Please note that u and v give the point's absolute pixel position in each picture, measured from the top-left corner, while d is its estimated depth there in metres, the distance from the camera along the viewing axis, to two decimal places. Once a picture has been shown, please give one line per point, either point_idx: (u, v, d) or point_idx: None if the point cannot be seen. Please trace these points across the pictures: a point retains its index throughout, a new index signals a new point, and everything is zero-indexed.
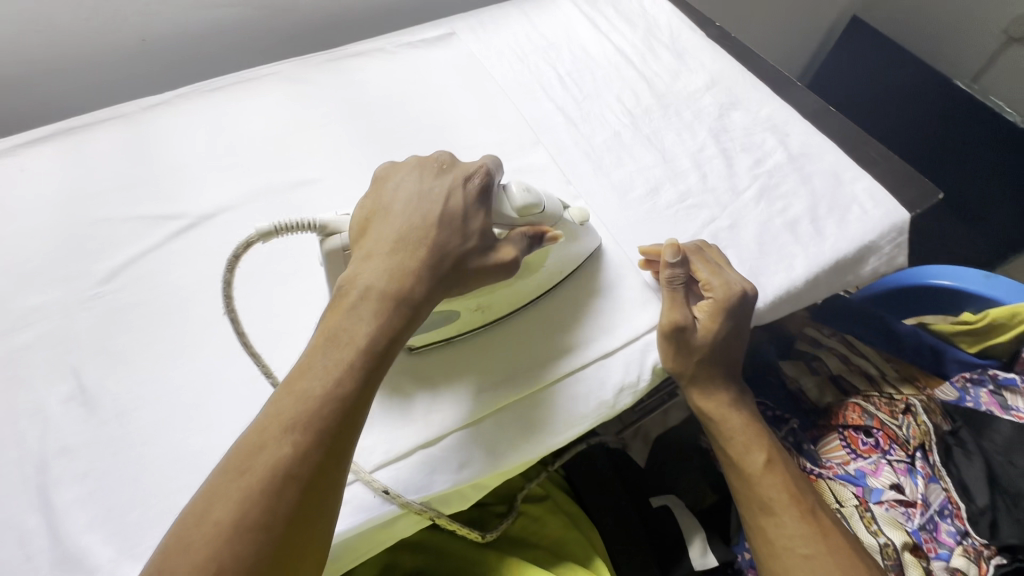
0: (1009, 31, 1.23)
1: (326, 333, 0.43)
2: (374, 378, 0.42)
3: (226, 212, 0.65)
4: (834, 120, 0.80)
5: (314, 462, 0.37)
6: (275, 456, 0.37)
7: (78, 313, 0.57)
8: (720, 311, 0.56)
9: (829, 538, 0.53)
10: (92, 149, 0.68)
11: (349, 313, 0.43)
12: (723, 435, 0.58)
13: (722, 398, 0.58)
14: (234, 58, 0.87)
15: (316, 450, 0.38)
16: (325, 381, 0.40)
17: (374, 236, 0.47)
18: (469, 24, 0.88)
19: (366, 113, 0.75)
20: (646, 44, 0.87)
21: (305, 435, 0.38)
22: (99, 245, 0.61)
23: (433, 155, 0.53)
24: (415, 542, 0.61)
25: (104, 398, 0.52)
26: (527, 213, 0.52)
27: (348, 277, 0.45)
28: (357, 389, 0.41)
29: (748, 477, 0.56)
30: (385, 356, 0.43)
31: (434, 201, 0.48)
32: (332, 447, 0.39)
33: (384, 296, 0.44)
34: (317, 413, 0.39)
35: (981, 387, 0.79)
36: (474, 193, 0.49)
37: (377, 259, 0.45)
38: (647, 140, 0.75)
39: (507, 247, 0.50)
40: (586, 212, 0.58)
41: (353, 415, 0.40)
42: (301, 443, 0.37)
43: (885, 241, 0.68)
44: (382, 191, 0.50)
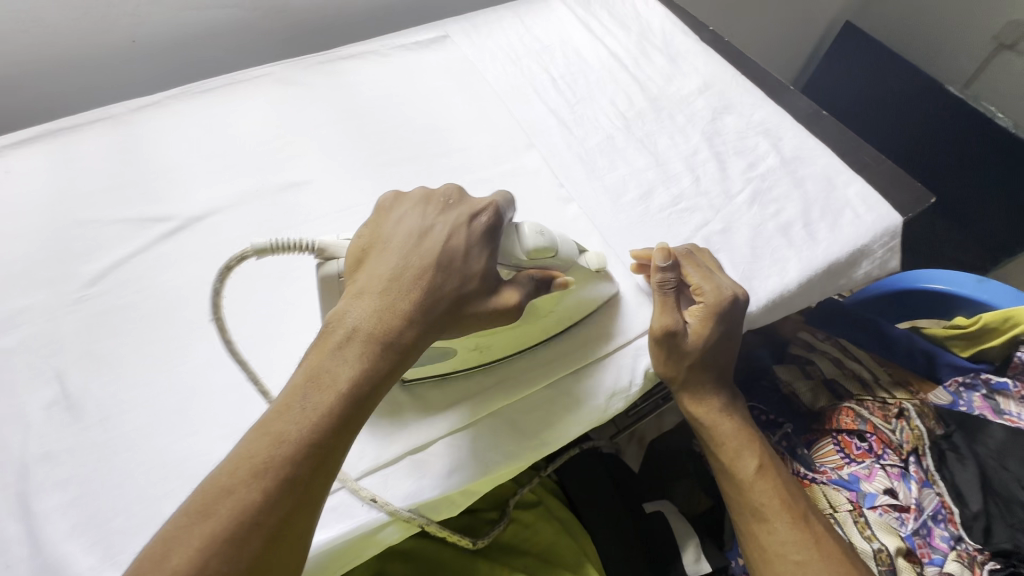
0: (999, 37, 1.24)
1: (308, 373, 0.40)
2: (351, 425, 0.39)
3: (216, 214, 0.64)
4: (827, 123, 0.80)
5: (280, 511, 0.35)
6: (239, 503, 0.35)
7: (63, 316, 0.56)
8: (711, 316, 0.55)
9: (821, 544, 0.53)
10: (80, 151, 0.68)
11: (334, 354, 0.40)
12: (714, 441, 0.57)
13: (713, 404, 0.58)
14: (227, 60, 0.87)
15: (284, 499, 0.36)
16: (299, 428, 0.37)
17: (368, 270, 0.44)
18: (462, 26, 0.88)
19: (358, 115, 0.75)
20: (640, 48, 0.87)
21: (273, 483, 0.36)
22: (86, 247, 0.60)
23: (441, 187, 0.49)
24: (405, 551, 0.60)
25: (88, 402, 0.51)
26: (538, 256, 0.50)
27: (335, 314, 0.42)
28: (334, 438, 0.38)
29: (740, 482, 0.56)
30: (366, 401, 0.40)
31: (433, 238, 0.45)
32: (302, 494, 0.36)
33: (371, 338, 0.41)
34: (288, 461, 0.36)
35: (974, 391, 0.79)
36: (479, 232, 0.47)
37: (368, 298, 0.42)
38: (640, 143, 0.75)
39: (510, 291, 0.47)
40: (603, 258, 0.56)
41: (327, 463, 0.38)
42: (270, 492, 0.35)
43: (878, 245, 0.68)
44: (382, 222, 0.47)
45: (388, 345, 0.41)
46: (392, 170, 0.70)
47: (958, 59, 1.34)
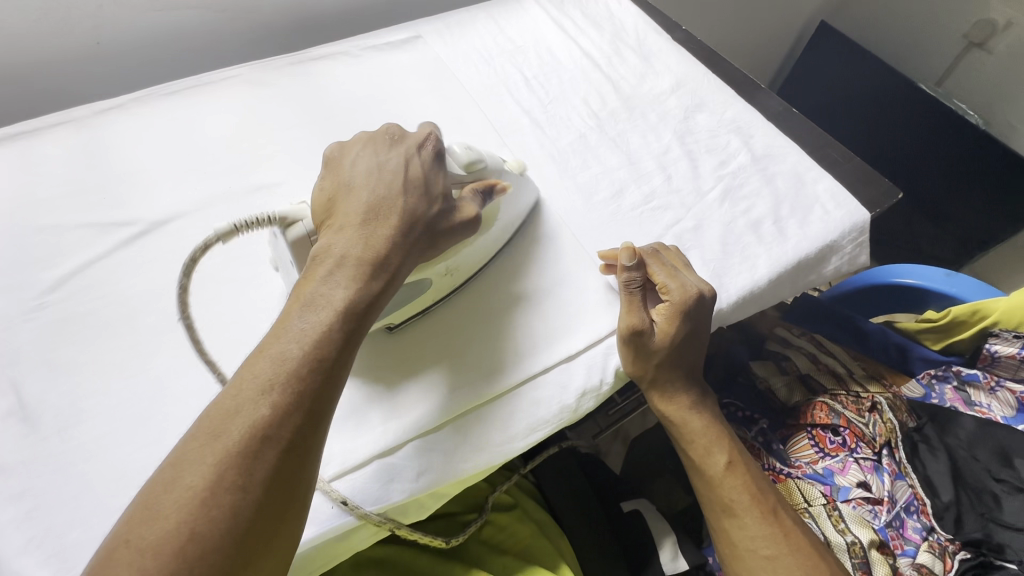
0: (969, 35, 1.25)
1: (302, 300, 0.41)
2: (351, 342, 0.41)
3: (180, 218, 0.63)
4: (797, 122, 0.81)
5: (295, 422, 0.37)
6: (252, 417, 0.36)
7: (21, 324, 0.54)
8: (678, 314, 0.55)
9: (790, 538, 0.53)
10: (42, 155, 0.66)
11: (325, 281, 0.42)
12: (684, 438, 0.58)
13: (682, 401, 0.58)
14: (195, 61, 0.85)
15: (299, 409, 0.37)
16: (301, 345, 0.39)
17: (341, 211, 0.47)
18: (435, 27, 0.87)
19: (329, 115, 0.74)
20: (613, 47, 0.87)
21: (283, 395, 0.37)
22: (45, 253, 0.59)
23: (382, 129, 0.53)
24: (382, 558, 0.59)
25: (45, 413, 0.50)
26: (473, 169, 0.54)
27: (320, 248, 0.44)
28: (338, 352, 0.40)
29: (710, 479, 0.56)
30: (365, 316, 0.42)
31: (393, 171, 0.49)
32: (313, 406, 0.38)
33: (361, 262, 0.43)
34: (295, 375, 0.38)
35: (946, 383, 0.80)
36: (428, 158, 0.51)
37: (350, 229, 0.45)
38: (613, 142, 0.75)
39: (467, 206, 0.52)
40: (519, 162, 0.63)
41: (335, 377, 0.39)
42: (278, 404, 0.36)
43: (847, 240, 0.68)
44: (340, 168, 0.50)
45: (381, 269, 0.44)
46: None
47: (929, 58, 1.36)
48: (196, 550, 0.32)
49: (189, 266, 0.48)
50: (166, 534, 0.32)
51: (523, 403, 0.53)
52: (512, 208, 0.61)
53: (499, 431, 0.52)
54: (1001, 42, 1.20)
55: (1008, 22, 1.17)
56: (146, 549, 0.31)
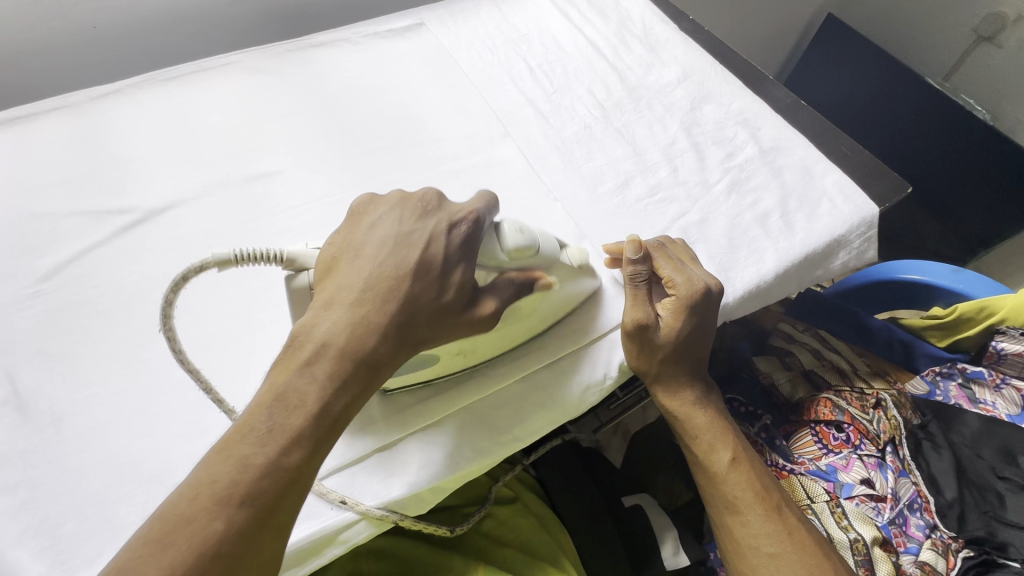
0: (978, 29, 1.24)
1: (274, 392, 0.37)
2: (321, 450, 0.37)
3: (178, 207, 0.62)
4: (805, 114, 0.79)
5: (248, 536, 0.33)
6: (205, 531, 0.32)
7: (15, 312, 0.53)
8: (683, 310, 0.54)
9: (795, 536, 0.53)
10: (36, 141, 0.65)
11: (301, 372, 0.38)
12: (688, 434, 0.57)
13: (687, 396, 0.57)
14: (194, 46, 0.84)
15: (255, 520, 0.34)
16: (267, 450, 0.35)
17: (340, 280, 0.42)
18: (437, 14, 0.86)
19: (328, 104, 0.73)
20: (619, 37, 0.86)
21: (240, 507, 0.33)
22: (41, 240, 0.58)
23: (419, 190, 0.47)
24: (380, 549, 0.57)
25: (40, 402, 0.49)
26: (520, 256, 0.47)
27: (303, 327, 0.40)
28: (309, 459, 0.36)
29: (714, 475, 0.56)
30: (340, 419, 0.39)
31: (411, 248, 0.43)
32: (272, 517, 0.34)
33: (342, 355, 0.39)
34: (257, 484, 0.34)
35: (951, 381, 0.79)
36: (458, 241, 0.44)
37: (340, 310, 0.40)
38: (618, 133, 0.74)
39: (488, 300, 0.45)
40: (583, 254, 0.54)
41: (300, 487, 0.36)
42: (236, 518, 0.33)
43: (856, 236, 0.67)
44: (358, 226, 0.45)
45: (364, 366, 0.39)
46: (364, 161, 0.68)
47: (937, 52, 1.34)
48: None
49: (179, 283, 0.43)
50: None
51: (526, 402, 0.52)
52: (561, 297, 0.54)
53: (502, 429, 0.51)
54: (1012, 35, 1.18)
55: (1019, 15, 1.15)
56: None
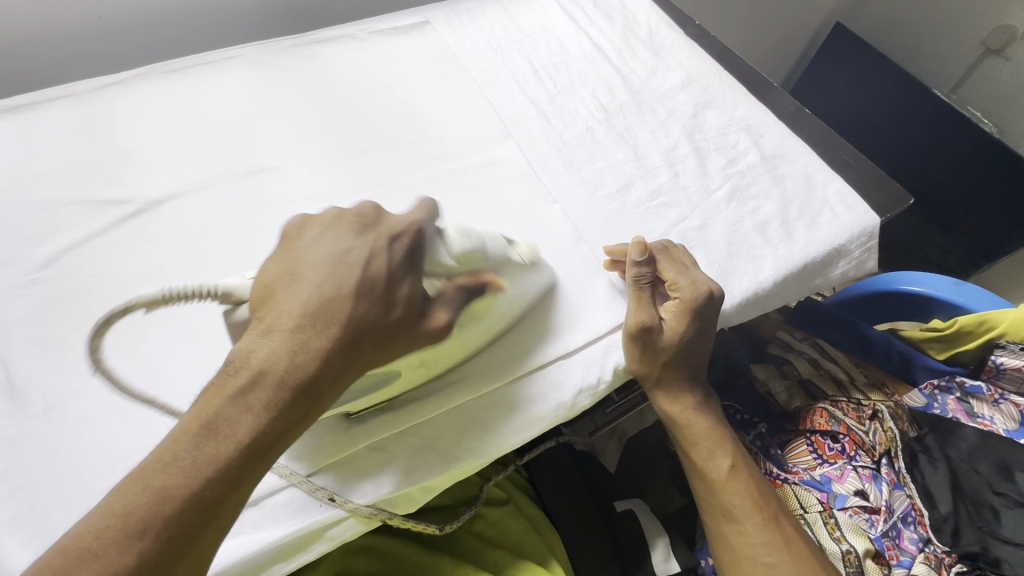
0: (986, 42, 1.23)
1: (202, 418, 0.34)
2: (248, 482, 0.35)
3: (178, 198, 0.62)
4: (809, 122, 0.79)
5: (164, 573, 0.31)
6: (114, 567, 0.30)
7: (12, 299, 0.53)
8: (688, 313, 0.54)
9: (793, 546, 0.53)
10: (38, 130, 0.65)
11: (233, 399, 0.35)
12: (687, 440, 0.57)
13: (687, 401, 0.57)
14: (199, 39, 0.84)
15: (172, 554, 0.31)
16: (190, 481, 0.32)
17: (279, 305, 0.39)
18: (443, 13, 0.86)
19: (331, 100, 0.73)
20: (624, 40, 0.85)
21: (155, 541, 0.31)
22: (40, 228, 0.58)
23: (354, 207, 0.45)
24: (369, 547, 0.57)
25: (34, 390, 0.49)
26: (468, 259, 0.47)
27: (239, 351, 0.37)
28: (234, 491, 0.34)
29: (712, 483, 0.56)
30: (274, 445, 0.36)
31: (351, 267, 0.41)
32: (192, 550, 0.32)
33: (275, 378, 0.36)
34: (175, 517, 0.32)
35: (949, 395, 0.79)
36: (400, 255, 0.43)
37: (280, 335, 0.37)
38: (620, 137, 0.74)
39: (439, 310, 0.45)
40: (532, 247, 0.55)
41: (225, 517, 0.34)
42: (149, 553, 0.31)
43: (856, 245, 0.67)
44: (294, 251, 0.42)
45: (302, 389, 0.37)
46: (365, 157, 0.68)
47: (944, 64, 1.34)
48: None
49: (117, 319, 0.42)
50: None
51: (518, 403, 0.52)
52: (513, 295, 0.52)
53: (493, 427, 0.51)
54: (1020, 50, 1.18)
55: None
56: None
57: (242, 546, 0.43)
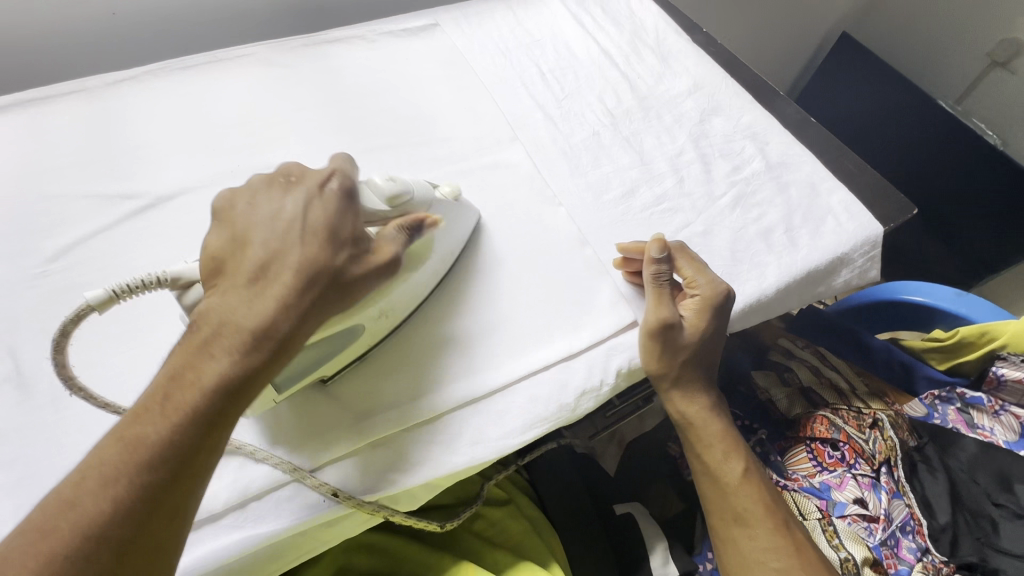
0: (993, 54, 1.23)
1: (169, 373, 0.37)
2: (216, 428, 0.37)
3: (187, 194, 0.62)
4: (814, 131, 0.80)
5: (141, 519, 0.34)
6: (97, 509, 0.33)
7: (21, 290, 0.54)
8: (706, 310, 0.56)
9: (800, 552, 0.54)
10: (50, 123, 0.66)
11: (199, 353, 0.37)
12: (701, 442, 0.57)
13: (702, 403, 0.57)
14: (210, 36, 0.85)
15: (150, 500, 0.34)
16: (156, 429, 0.35)
17: (232, 266, 0.40)
18: (453, 15, 0.87)
19: (341, 99, 0.73)
20: (632, 46, 0.86)
21: (127, 487, 0.34)
22: (50, 221, 0.58)
23: (279, 169, 0.46)
24: (369, 543, 0.57)
25: (42, 381, 0.49)
26: (398, 203, 0.48)
27: (200, 311, 0.39)
28: (201, 436, 0.36)
29: (725, 486, 0.56)
30: (244, 396, 0.38)
31: (290, 220, 0.42)
32: (170, 498, 0.35)
33: (239, 331, 0.37)
34: (145, 464, 0.34)
35: (949, 405, 0.80)
36: (333, 199, 0.43)
37: (236, 290, 0.39)
38: (626, 142, 0.74)
39: (383, 247, 0.45)
40: (454, 187, 0.57)
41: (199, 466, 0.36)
42: (121, 497, 0.33)
43: (859, 254, 0.67)
44: (233, 220, 0.43)
45: (272, 343, 0.38)
46: (373, 157, 0.68)
47: (949, 76, 1.34)
48: None
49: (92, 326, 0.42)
50: None
51: (521, 399, 0.52)
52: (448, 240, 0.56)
53: (496, 427, 0.51)
54: None
55: None
56: None
57: (244, 538, 0.44)
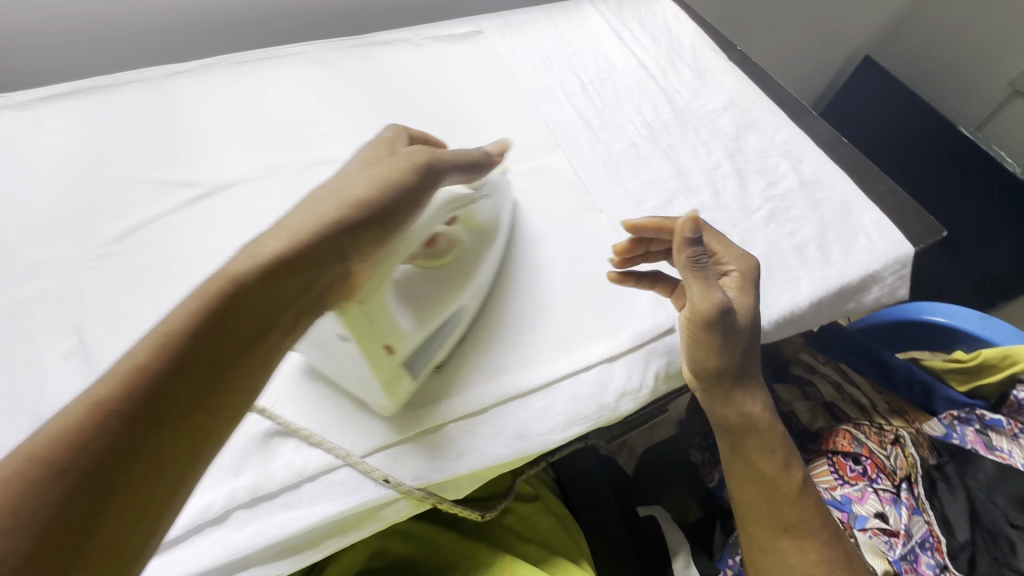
0: (1013, 84, 1.25)
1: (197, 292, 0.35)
2: (224, 329, 0.34)
3: (242, 184, 0.64)
4: (846, 151, 0.81)
5: (143, 425, 0.29)
6: (85, 411, 0.28)
7: (85, 270, 0.56)
8: (744, 287, 0.57)
9: (849, 564, 0.56)
10: (111, 110, 0.68)
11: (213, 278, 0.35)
12: (764, 448, 0.57)
13: (766, 407, 0.58)
14: (260, 33, 0.87)
15: (152, 405, 0.30)
16: (167, 330, 0.32)
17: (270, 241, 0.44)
18: (496, 24, 0.89)
19: (389, 100, 0.76)
20: (669, 61, 0.88)
21: (123, 383, 0.29)
22: (112, 205, 0.61)
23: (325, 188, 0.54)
24: (407, 531, 0.59)
25: (106, 357, 0.51)
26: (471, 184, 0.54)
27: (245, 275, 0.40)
28: (213, 334, 0.33)
29: (782, 496, 0.57)
30: (233, 321, 0.34)
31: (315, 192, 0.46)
32: (140, 426, 0.29)
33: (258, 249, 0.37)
34: (147, 362, 0.30)
35: (967, 426, 0.80)
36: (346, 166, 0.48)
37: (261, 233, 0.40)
38: (663, 153, 0.76)
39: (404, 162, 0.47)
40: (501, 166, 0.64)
41: (180, 399, 0.31)
42: (117, 392, 0.29)
43: (890, 272, 0.69)
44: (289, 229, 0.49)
45: (273, 255, 0.37)
46: None
47: (970, 102, 1.36)
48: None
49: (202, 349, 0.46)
50: None
51: (563, 397, 0.54)
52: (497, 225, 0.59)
53: (538, 423, 0.52)
54: None
55: None
56: None
57: (300, 518, 0.45)
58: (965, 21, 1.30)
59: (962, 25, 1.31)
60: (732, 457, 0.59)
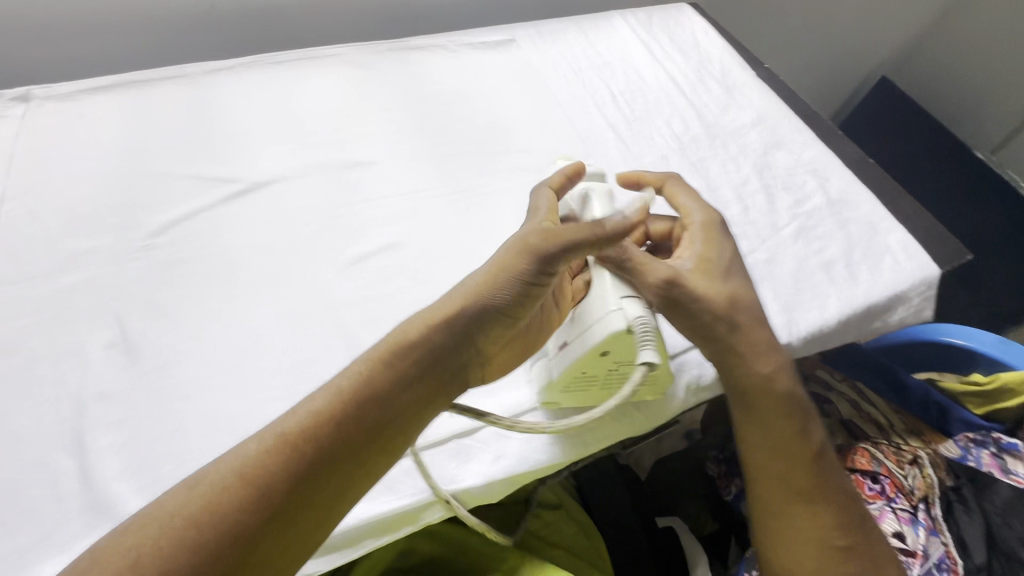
0: None
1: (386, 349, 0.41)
2: (404, 390, 0.40)
3: (280, 182, 0.65)
4: (871, 171, 0.82)
5: (329, 457, 0.37)
6: (295, 437, 0.37)
7: (126, 262, 0.56)
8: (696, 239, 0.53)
9: (864, 533, 0.51)
10: (153, 104, 0.69)
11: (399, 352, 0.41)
12: (782, 410, 0.51)
13: (778, 361, 0.52)
14: (295, 33, 0.88)
15: (338, 442, 0.38)
16: (360, 385, 0.39)
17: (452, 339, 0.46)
18: (529, 33, 0.90)
19: (423, 104, 0.77)
20: (698, 75, 0.89)
21: (327, 420, 0.38)
22: (152, 198, 0.61)
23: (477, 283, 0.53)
24: (432, 530, 0.59)
25: (146, 348, 0.52)
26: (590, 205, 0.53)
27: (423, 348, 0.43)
28: (391, 391, 0.40)
29: (793, 463, 0.50)
30: (415, 382, 0.41)
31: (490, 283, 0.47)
32: (325, 460, 0.37)
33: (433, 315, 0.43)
34: (343, 408, 0.38)
35: (983, 449, 0.80)
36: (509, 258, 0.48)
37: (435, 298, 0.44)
38: (692, 167, 0.77)
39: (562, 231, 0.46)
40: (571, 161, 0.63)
41: (336, 458, 0.38)
42: (321, 427, 0.38)
43: (916, 293, 0.69)
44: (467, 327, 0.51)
45: (448, 324, 0.42)
46: (454, 161, 0.71)
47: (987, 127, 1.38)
48: (197, 542, 0.33)
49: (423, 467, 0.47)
50: (188, 521, 0.34)
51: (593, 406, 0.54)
52: None
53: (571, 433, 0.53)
54: None
55: None
56: (166, 535, 0.33)
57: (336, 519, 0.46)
58: (983, 47, 1.32)
59: (980, 51, 1.32)
60: (742, 422, 0.52)
